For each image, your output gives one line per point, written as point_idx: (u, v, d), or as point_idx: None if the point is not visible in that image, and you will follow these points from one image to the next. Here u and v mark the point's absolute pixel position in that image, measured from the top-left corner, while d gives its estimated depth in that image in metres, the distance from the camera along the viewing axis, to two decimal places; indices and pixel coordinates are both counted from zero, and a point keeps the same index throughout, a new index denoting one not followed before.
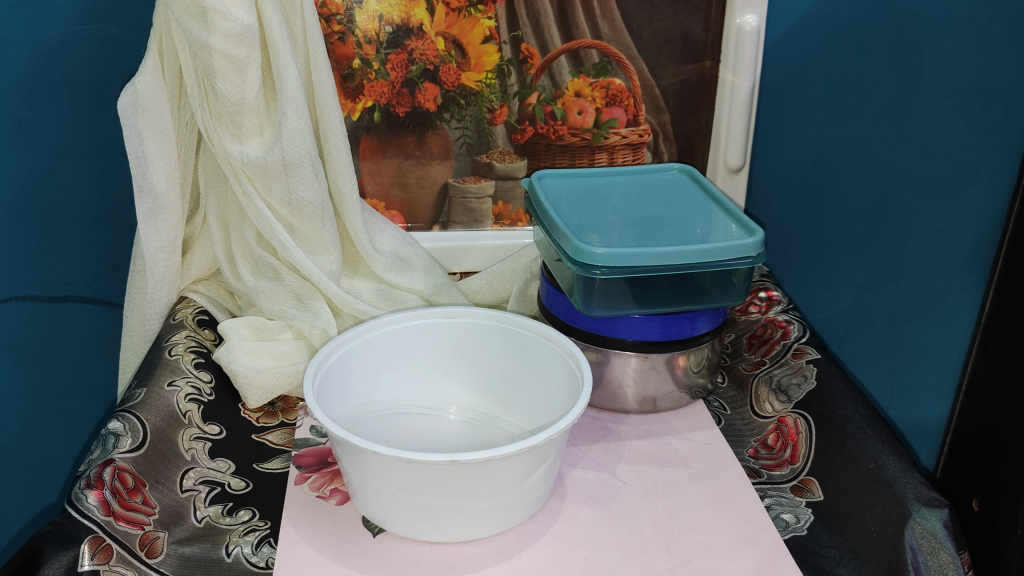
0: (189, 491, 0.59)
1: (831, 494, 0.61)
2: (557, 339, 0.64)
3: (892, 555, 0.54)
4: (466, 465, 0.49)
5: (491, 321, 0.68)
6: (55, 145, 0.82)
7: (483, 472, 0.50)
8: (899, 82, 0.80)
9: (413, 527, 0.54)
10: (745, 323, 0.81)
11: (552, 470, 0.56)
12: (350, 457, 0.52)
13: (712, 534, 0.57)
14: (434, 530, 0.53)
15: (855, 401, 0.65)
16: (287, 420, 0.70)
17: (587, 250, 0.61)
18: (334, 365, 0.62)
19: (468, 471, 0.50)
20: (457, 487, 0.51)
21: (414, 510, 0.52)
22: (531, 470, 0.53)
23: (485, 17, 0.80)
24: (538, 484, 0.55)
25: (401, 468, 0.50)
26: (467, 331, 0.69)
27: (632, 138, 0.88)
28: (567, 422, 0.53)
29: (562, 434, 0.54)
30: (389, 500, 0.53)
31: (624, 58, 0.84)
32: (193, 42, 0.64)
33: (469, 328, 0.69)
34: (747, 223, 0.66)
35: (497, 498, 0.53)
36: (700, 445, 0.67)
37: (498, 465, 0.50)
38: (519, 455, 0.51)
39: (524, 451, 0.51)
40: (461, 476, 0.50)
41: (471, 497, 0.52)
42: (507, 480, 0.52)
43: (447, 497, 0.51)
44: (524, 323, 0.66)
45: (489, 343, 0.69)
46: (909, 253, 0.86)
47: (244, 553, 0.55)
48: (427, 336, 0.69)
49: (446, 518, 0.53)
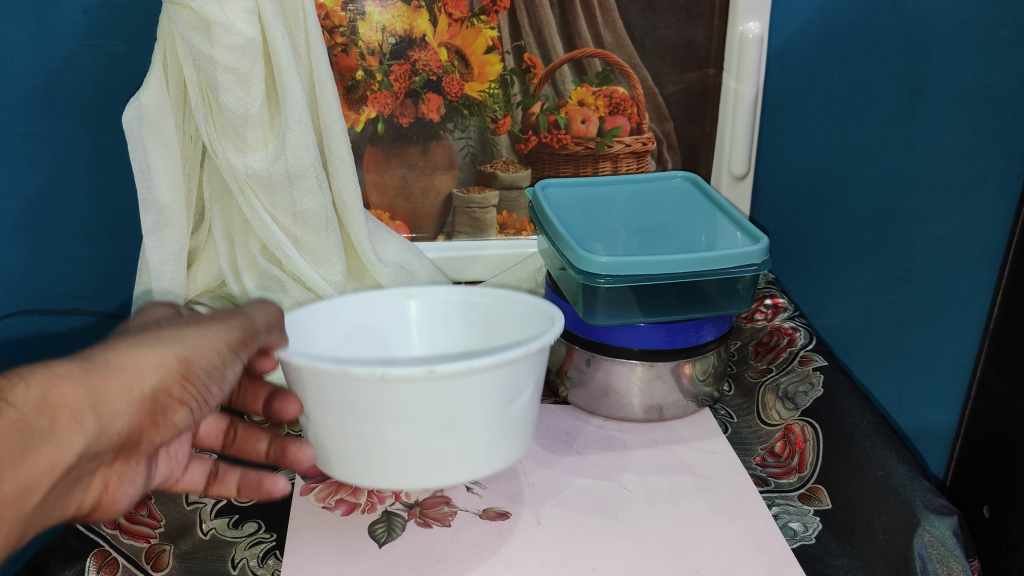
0: (195, 504, 0.60)
1: (839, 502, 0.60)
2: (522, 298, 0.61)
3: (901, 563, 0.54)
4: (443, 378, 0.45)
5: (453, 297, 0.64)
6: (62, 159, 0.82)
7: (462, 387, 0.46)
8: (903, 88, 0.81)
9: (387, 469, 0.49)
10: (751, 330, 0.81)
11: (533, 399, 0.52)
12: (310, 394, 0.49)
13: (719, 543, 0.57)
14: (411, 467, 0.49)
15: (863, 409, 0.65)
16: (292, 431, 0.71)
17: (591, 259, 0.61)
18: (308, 335, 0.57)
19: (445, 388, 0.46)
20: (433, 410, 0.47)
21: (387, 447, 0.48)
22: (508, 393, 0.49)
23: (488, 27, 0.80)
24: (517, 416, 0.51)
25: (369, 391, 0.46)
26: (434, 313, 0.65)
27: (636, 146, 0.88)
28: (544, 340, 0.49)
29: (540, 355, 0.50)
30: (361, 437, 0.48)
31: (626, 67, 0.84)
32: (196, 55, 0.64)
33: (435, 309, 0.65)
34: (753, 230, 0.66)
35: (475, 424, 0.49)
36: (707, 453, 0.67)
37: (474, 382, 0.47)
38: (500, 367, 0.47)
39: (500, 365, 0.47)
40: (437, 395, 0.46)
41: (447, 422, 0.48)
42: (485, 401, 0.48)
43: (424, 423, 0.47)
44: (489, 295, 0.63)
45: (445, 322, 0.65)
46: (916, 259, 0.86)
47: (251, 565, 0.55)
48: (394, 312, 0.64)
49: (424, 450, 0.48)
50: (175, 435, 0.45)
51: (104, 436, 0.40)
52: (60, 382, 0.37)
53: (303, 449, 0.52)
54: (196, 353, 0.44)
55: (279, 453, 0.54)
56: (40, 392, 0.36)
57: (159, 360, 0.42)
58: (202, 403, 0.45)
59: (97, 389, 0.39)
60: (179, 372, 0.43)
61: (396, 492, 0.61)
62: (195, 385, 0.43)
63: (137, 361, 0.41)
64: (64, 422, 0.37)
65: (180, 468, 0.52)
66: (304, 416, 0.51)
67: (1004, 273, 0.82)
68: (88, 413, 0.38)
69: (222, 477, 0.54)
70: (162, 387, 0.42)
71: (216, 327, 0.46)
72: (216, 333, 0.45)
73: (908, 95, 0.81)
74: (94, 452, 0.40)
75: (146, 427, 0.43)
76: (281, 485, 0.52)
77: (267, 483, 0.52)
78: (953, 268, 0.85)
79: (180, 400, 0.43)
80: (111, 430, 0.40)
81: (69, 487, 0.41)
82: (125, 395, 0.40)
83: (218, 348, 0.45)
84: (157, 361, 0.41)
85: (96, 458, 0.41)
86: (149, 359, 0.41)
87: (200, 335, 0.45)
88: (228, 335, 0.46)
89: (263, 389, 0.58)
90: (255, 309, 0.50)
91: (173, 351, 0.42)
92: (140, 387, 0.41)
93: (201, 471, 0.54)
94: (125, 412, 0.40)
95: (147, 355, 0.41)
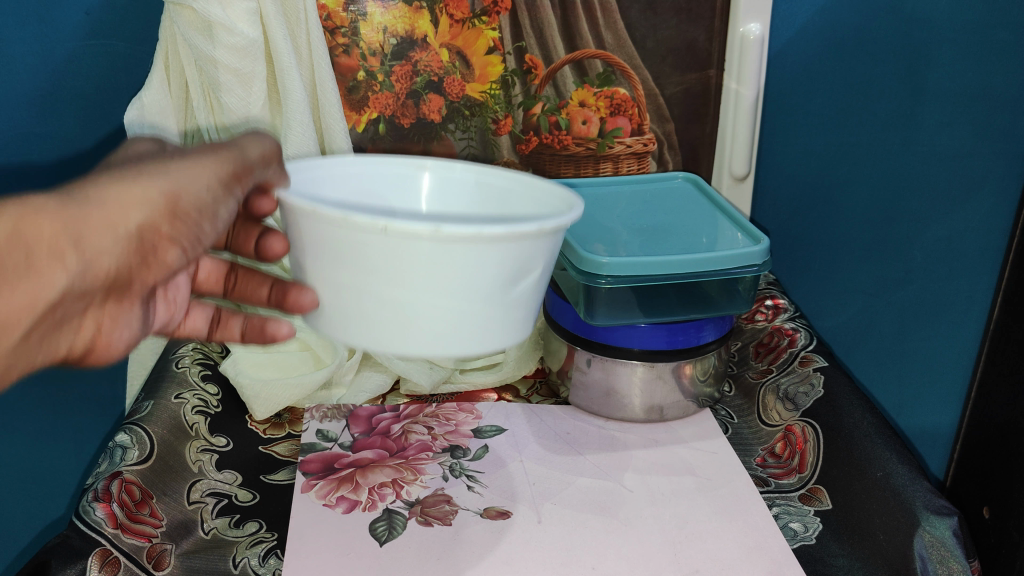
0: (196, 504, 0.59)
1: (840, 502, 0.60)
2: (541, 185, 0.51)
3: (900, 563, 0.54)
4: (450, 242, 0.39)
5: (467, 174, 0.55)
6: (60, 159, 0.78)
7: (464, 258, 0.40)
8: (904, 90, 0.82)
9: (370, 338, 0.43)
10: (751, 331, 0.81)
11: (543, 280, 0.46)
12: (301, 239, 0.42)
13: (720, 543, 0.57)
14: (398, 337, 0.43)
15: (863, 409, 0.65)
16: (293, 432, 0.70)
17: (592, 259, 0.61)
18: (317, 179, 0.50)
19: (452, 255, 0.40)
20: (430, 276, 0.40)
21: (374, 313, 0.42)
22: (516, 273, 0.42)
23: (489, 28, 0.80)
24: (526, 297, 0.45)
25: (367, 241, 0.39)
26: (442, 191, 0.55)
27: (637, 147, 0.87)
28: (564, 221, 0.42)
29: (558, 236, 0.43)
30: (348, 295, 0.42)
31: (627, 68, 0.83)
32: (199, 56, 0.65)
33: (445, 186, 0.55)
34: (753, 231, 0.66)
35: (475, 301, 0.42)
36: (707, 453, 0.67)
37: (481, 252, 0.40)
38: (510, 241, 0.40)
39: (511, 238, 0.40)
40: (440, 262, 0.40)
41: (444, 295, 0.41)
42: (490, 277, 0.41)
43: (420, 291, 0.41)
44: (509, 177, 0.53)
45: (453, 206, 0.55)
46: (916, 259, 0.88)
47: (251, 564, 0.55)
48: (407, 189, 0.55)
49: (414, 321, 0.42)
50: (170, 277, 0.42)
51: (90, 276, 0.37)
52: (33, 215, 0.34)
53: (304, 292, 0.44)
54: (185, 186, 0.39)
55: (279, 297, 0.47)
56: (10, 223, 0.33)
57: (145, 195, 0.37)
58: (197, 242, 0.41)
59: (75, 223, 0.35)
60: (169, 209, 0.38)
61: (396, 489, 0.61)
62: (188, 226, 0.39)
63: (119, 196, 0.37)
64: (42, 261, 0.34)
65: (181, 314, 0.50)
66: (292, 255, 0.45)
67: (1004, 279, 0.84)
68: (69, 252, 0.35)
69: (225, 322, 0.53)
70: (150, 224, 0.38)
71: (211, 157, 0.41)
72: (209, 166, 0.40)
73: (908, 96, 0.82)
74: (80, 291, 0.37)
75: (136, 267, 0.39)
76: (287, 331, 0.52)
77: (271, 327, 0.52)
78: (954, 269, 0.87)
79: (171, 239, 0.39)
80: (97, 270, 0.37)
81: (55, 329, 0.39)
82: (109, 233, 0.36)
83: (211, 182, 0.40)
84: (141, 197, 0.37)
85: (83, 297, 0.38)
86: (133, 194, 0.37)
87: (190, 167, 0.39)
88: (224, 169, 0.41)
89: (257, 229, 0.53)
90: (249, 140, 0.43)
91: (158, 184, 0.38)
92: (125, 225, 0.37)
93: (202, 317, 0.52)
94: (110, 250, 0.37)
95: (129, 188, 0.37)
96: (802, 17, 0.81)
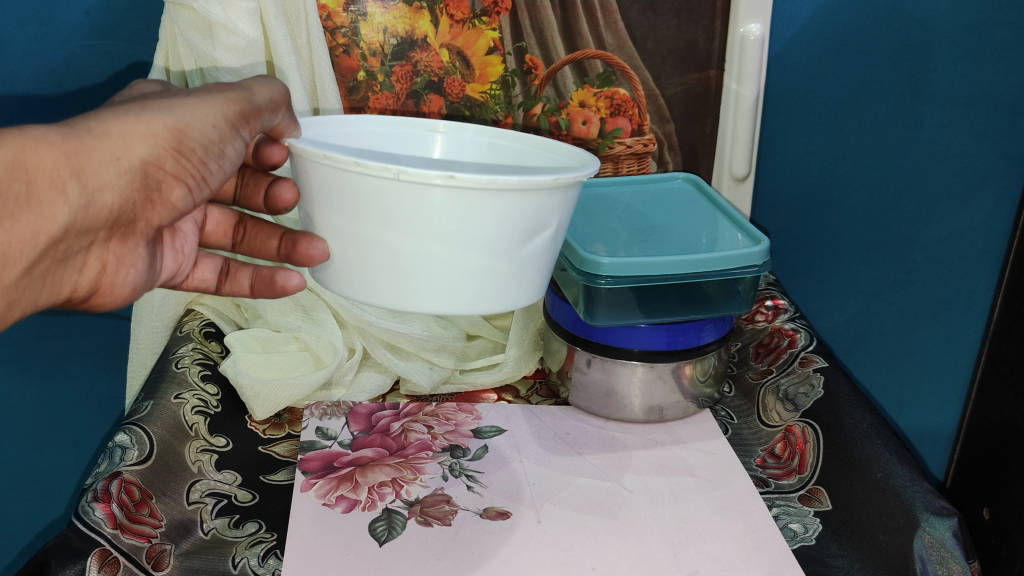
0: (196, 504, 0.59)
1: (839, 503, 0.60)
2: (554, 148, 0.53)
3: (899, 563, 0.54)
4: (465, 190, 0.41)
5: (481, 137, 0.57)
6: None
7: (479, 207, 0.42)
8: (905, 91, 0.82)
9: (385, 286, 0.46)
10: (752, 331, 0.81)
11: (558, 235, 0.48)
12: (316, 189, 0.45)
13: (720, 543, 0.57)
14: (413, 282, 0.45)
15: (863, 410, 0.66)
16: (292, 432, 0.69)
17: (593, 260, 0.61)
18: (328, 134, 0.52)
19: (465, 202, 0.42)
20: (446, 224, 0.43)
21: (390, 261, 0.44)
22: (530, 224, 0.45)
23: (490, 28, 0.80)
24: (540, 251, 0.47)
25: (383, 189, 0.42)
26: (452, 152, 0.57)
27: (637, 147, 0.86)
28: (580, 175, 0.44)
29: (571, 191, 0.45)
30: (365, 243, 0.44)
31: (628, 68, 0.82)
32: (199, 56, 0.65)
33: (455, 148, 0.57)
34: (754, 232, 0.67)
35: (489, 249, 0.44)
36: (707, 454, 0.67)
37: (497, 201, 0.42)
38: (526, 192, 0.42)
39: (528, 189, 0.42)
40: (451, 209, 0.42)
41: (459, 242, 0.43)
42: (505, 226, 0.44)
43: (431, 237, 0.43)
44: (521, 139, 0.55)
45: (466, 161, 0.57)
46: (917, 260, 0.89)
47: (251, 564, 0.55)
48: (419, 145, 0.56)
49: (423, 268, 0.44)
50: (174, 216, 0.45)
51: (94, 209, 0.39)
52: (38, 146, 0.36)
53: (314, 243, 0.46)
54: (190, 122, 0.41)
55: (287, 251, 0.48)
56: (12, 153, 0.35)
57: (148, 131, 0.40)
58: (198, 176, 0.43)
59: (77, 156, 0.37)
60: (172, 143, 0.41)
61: (396, 489, 0.61)
62: (189, 159, 0.42)
63: (123, 130, 0.39)
64: (45, 190, 0.37)
65: (189, 261, 0.54)
66: (304, 205, 0.47)
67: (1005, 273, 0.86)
68: (73, 183, 0.37)
69: (234, 274, 0.56)
70: (153, 158, 0.40)
71: (214, 95, 0.43)
72: (212, 102, 0.43)
73: (909, 97, 0.82)
74: (83, 226, 0.40)
75: (140, 203, 0.42)
76: (297, 283, 0.54)
77: (280, 279, 0.55)
78: (954, 270, 0.89)
79: (174, 175, 0.42)
80: (102, 202, 0.39)
81: (60, 265, 0.41)
82: (113, 166, 0.39)
83: (217, 120, 0.43)
84: (143, 132, 0.40)
85: (87, 234, 0.40)
86: (137, 129, 0.39)
87: (197, 103, 0.42)
88: (228, 106, 0.43)
89: (264, 179, 0.55)
90: (255, 83, 0.45)
91: (162, 120, 0.40)
92: (128, 158, 0.39)
93: (211, 268, 0.56)
94: (115, 183, 0.39)
95: (133, 124, 0.39)
96: (803, 15, 0.81)
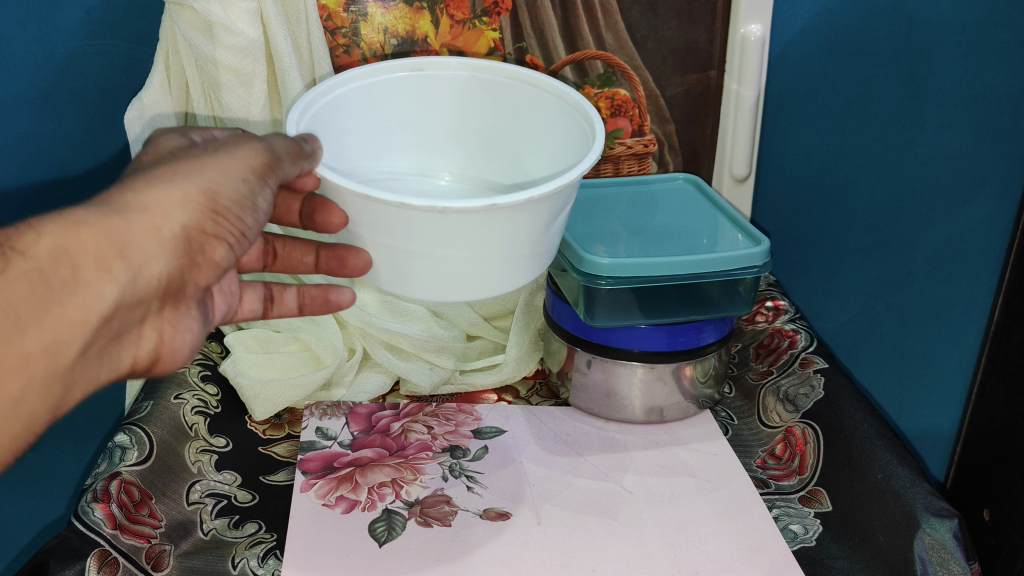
0: (195, 504, 0.59)
1: (840, 504, 0.60)
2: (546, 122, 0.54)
3: (901, 565, 0.55)
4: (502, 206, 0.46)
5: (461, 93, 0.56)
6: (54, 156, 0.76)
7: (515, 215, 0.47)
8: (905, 91, 0.81)
9: (438, 290, 0.51)
10: (752, 332, 0.79)
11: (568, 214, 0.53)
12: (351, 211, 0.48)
13: (720, 545, 0.57)
14: (463, 284, 0.50)
15: (863, 410, 0.65)
16: (292, 432, 0.69)
17: (593, 260, 0.61)
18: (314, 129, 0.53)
19: (502, 216, 0.47)
20: (489, 234, 0.48)
21: (439, 271, 0.49)
22: (554, 213, 0.50)
23: (490, 29, 0.80)
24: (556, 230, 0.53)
25: (426, 220, 0.46)
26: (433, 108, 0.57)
27: (637, 148, 0.86)
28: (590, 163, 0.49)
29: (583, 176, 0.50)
30: (415, 261, 0.49)
31: (629, 69, 0.82)
32: (199, 56, 0.65)
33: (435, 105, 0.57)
34: (754, 232, 0.67)
35: (524, 244, 0.50)
36: (708, 454, 0.66)
37: (529, 209, 0.47)
38: (552, 193, 0.47)
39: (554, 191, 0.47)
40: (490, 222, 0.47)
41: (501, 247, 0.49)
42: (536, 224, 0.49)
43: (475, 247, 0.48)
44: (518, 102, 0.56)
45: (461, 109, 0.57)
46: (916, 261, 0.87)
47: (251, 565, 0.55)
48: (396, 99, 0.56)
49: (472, 271, 0.50)
50: (220, 275, 0.46)
51: (143, 281, 0.40)
52: (77, 229, 0.38)
53: (356, 254, 0.51)
54: (221, 183, 0.43)
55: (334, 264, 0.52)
56: (55, 241, 0.37)
57: (182, 198, 0.42)
58: (237, 233, 0.45)
59: (118, 232, 0.39)
60: (207, 206, 0.43)
61: (396, 489, 0.61)
62: (226, 218, 0.44)
63: (158, 200, 0.41)
64: (90, 271, 0.38)
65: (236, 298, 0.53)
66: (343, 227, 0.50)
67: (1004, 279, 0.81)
68: (117, 260, 0.39)
69: (279, 298, 0.57)
70: (191, 223, 0.42)
71: (238, 153, 0.45)
72: (237, 160, 0.45)
73: (908, 99, 0.81)
74: (134, 300, 0.41)
75: (187, 268, 0.43)
76: (349, 297, 0.57)
77: (335, 296, 0.57)
78: (955, 271, 0.86)
79: (215, 235, 0.43)
80: (149, 273, 0.41)
81: (116, 341, 0.42)
82: (154, 238, 0.40)
83: (243, 174, 0.44)
84: (179, 199, 0.42)
85: (139, 306, 0.42)
86: (171, 197, 0.41)
87: (222, 165, 0.44)
88: (254, 162, 0.45)
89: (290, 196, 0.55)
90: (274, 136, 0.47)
91: (195, 184, 0.42)
92: (168, 227, 0.41)
93: (257, 297, 0.56)
94: (158, 254, 0.41)
95: (167, 193, 0.41)
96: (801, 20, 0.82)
